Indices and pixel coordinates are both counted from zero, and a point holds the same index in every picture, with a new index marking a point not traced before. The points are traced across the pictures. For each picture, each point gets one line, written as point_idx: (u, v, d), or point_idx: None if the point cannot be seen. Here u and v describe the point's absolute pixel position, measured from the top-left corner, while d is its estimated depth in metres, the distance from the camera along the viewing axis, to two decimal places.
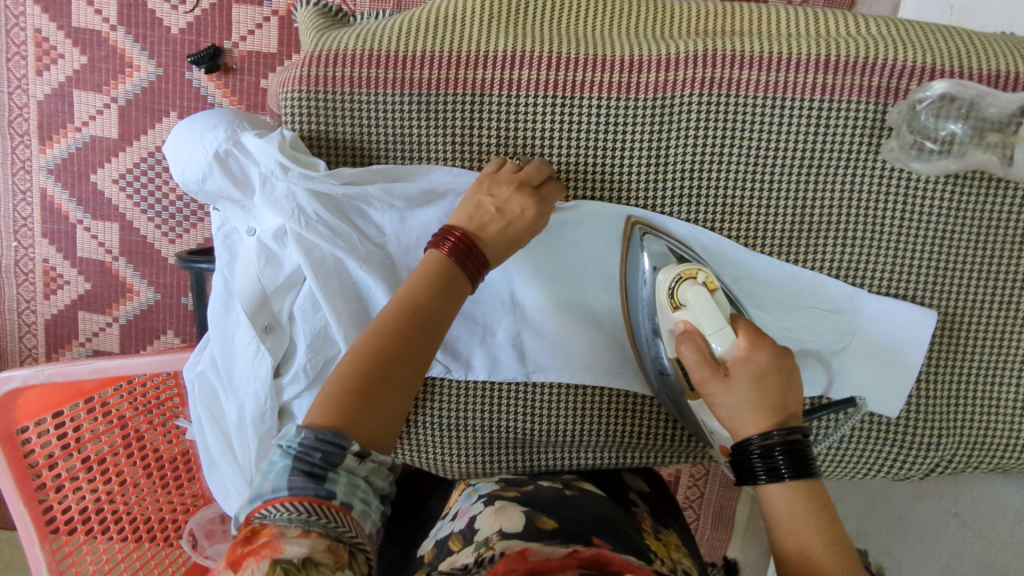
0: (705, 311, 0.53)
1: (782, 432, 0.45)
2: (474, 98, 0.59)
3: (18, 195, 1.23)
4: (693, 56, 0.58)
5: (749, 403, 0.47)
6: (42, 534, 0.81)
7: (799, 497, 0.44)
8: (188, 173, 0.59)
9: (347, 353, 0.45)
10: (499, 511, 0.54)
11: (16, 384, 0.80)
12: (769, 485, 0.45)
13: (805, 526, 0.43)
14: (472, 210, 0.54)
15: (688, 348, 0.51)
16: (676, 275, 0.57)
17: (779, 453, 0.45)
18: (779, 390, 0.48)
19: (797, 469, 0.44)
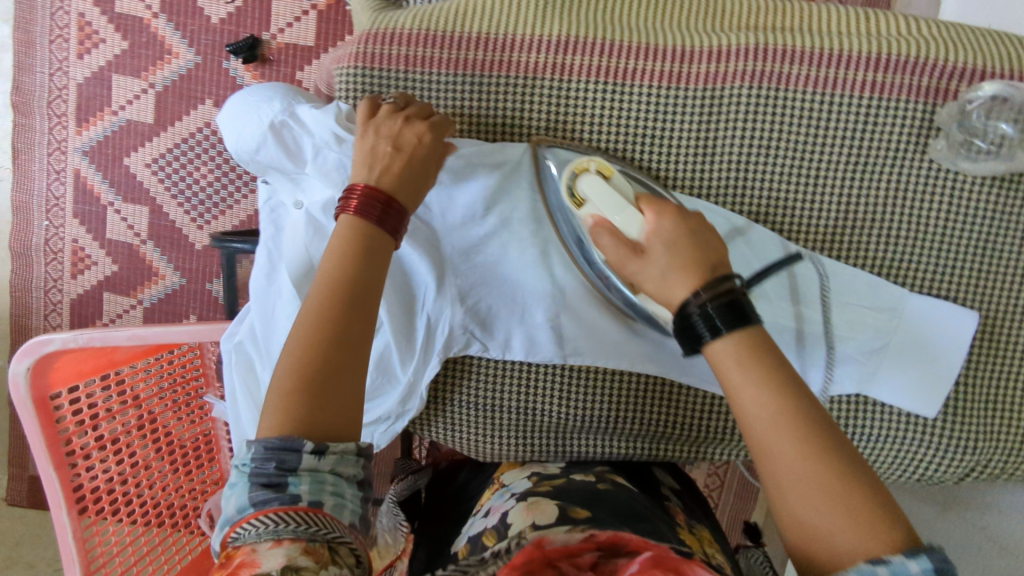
0: (608, 201, 0.54)
1: (710, 291, 0.46)
2: (528, 80, 0.60)
3: (52, 175, 1.25)
4: (745, 49, 0.59)
5: (667, 273, 0.48)
6: (69, 502, 0.82)
7: (745, 355, 0.44)
8: (241, 142, 0.61)
9: (287, 356, 0.46)
10: (532, 506, 0.56)
11: (56, 347, 0.79)
12: (712, 344, 0.45)
13: (749, 372, 0.43)
14: (366, 159, 0.54)
15: (606, 235, 0.52)
16: (570, 172, 0.58)
17: (711, 310, 0.45)
18: (696, 251, 0.49)
19: (733, 322, 0.44)
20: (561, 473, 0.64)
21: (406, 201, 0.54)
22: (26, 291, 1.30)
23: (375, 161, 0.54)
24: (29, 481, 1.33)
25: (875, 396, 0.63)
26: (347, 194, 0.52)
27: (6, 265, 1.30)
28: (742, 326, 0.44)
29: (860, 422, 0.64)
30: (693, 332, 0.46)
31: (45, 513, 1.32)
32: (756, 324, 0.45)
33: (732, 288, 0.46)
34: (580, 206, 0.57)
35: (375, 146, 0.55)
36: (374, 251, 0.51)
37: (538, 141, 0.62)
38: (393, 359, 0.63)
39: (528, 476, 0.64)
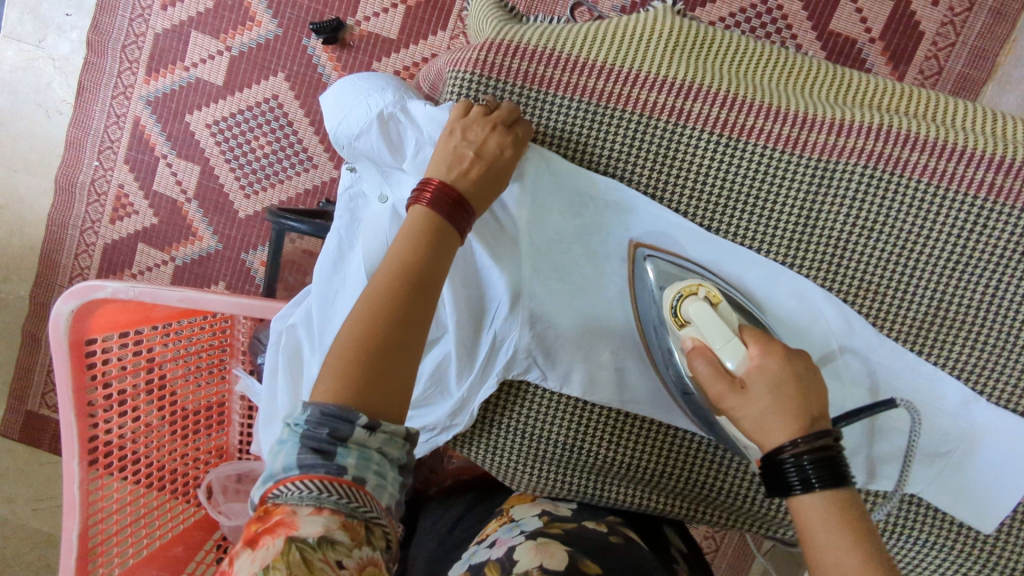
0: (709, 324, 0.53)
1: (809, 441, 0.46)
2: (642, 118, 0.59)
3: (112, 117, 1.24)
4: (867, 127, 0.58)
5: (762, 413, 0.48)
6: (82, 451, 0.81)
7: (836, 516, 0.44)
8: (345, 126, 0.60)
9: (348, 329, 0.45)
10: (541, 547, 0.55)
11: (104, 295, 0.77)
12: (801, 494, 0.45)
13: (840, 537, 0.43)
14: (446, 161, 0.54)
15: (704, 361, 0.52)
16: (678, 293, 0.57)
17: (808, 462, 0.45)
18: (799, 394, 0.48)
19: (827, 478, 0.45)
20: (572, 516, 0.63)
21: (476, 200, 0.54)
22: (62, 227, 1.29)
23: (456, 163, 0.54)
24: (25, 415, 1.30)
25: (933, 501, 0.61)
26: (420, 188, 0.53)
27: (47, 197, 1.28)
28: (835, 486, 0.45)
29: (912, 524, 0.62)
30: (781, 477, 0.46)
31: (34, 452, 1.29)
32: (849, 487, 0.45)
33: (830, 443, 0.46)
34: (680, 325, 0.57)
35: (456, 150, 0.55)
36: (442, 244, 0.51)
37: (639, 180, 0.61)
38: (449, 372, 0.62)
39: (538, 514, 0.63)
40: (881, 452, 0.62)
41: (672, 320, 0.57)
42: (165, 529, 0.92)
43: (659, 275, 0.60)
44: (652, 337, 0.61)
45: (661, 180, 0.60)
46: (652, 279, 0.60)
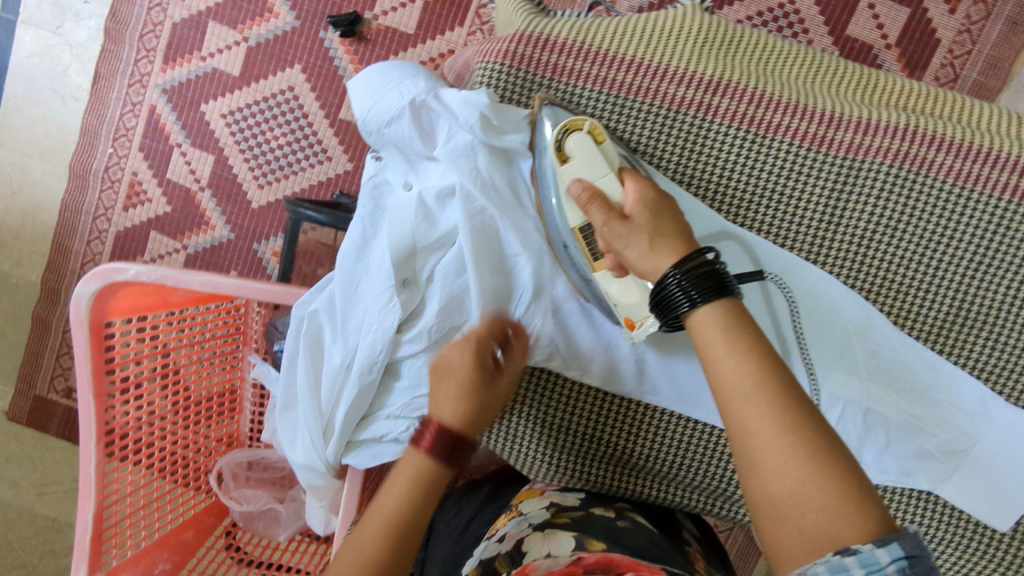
0: (596, 165, 0.56)
1: (687, 263, 0.48)
2: (670, 112, 0.60)
3: (127, 105, 1.25)
4: (893, 127, 0.59)
5: (649, 245, 0.51)
6: (99, 433, 0.82)
7: (730, 331, 0.46)
8: (375, 111, 0.61)
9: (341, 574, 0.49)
10: (549, 537, 0.56)
11: (126, 277, 0.77)
12: (693, 312, 0.47)
13: (735, 350, 0.45)
14: (442, 393, 0.54)
15: (597, 208, 0.54)
16: (564, 127, 0.58)
17: (686, 282, 0.48)
18: (673, 222, 0.52)
19: (709, 292, 0.47)
20: (581, 505, 0.63)
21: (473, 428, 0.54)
22: (75, 213, 1.28)
23: (447, 391, 0.54)
24: (33, 400, 1.28)
25: (949, 499, 0.62)
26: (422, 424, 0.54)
27: (60, 182, 1.28)
28: (719, 297, 0.47)
29: (926, 520, 0.63)
30: (670, 302, 0.48)
31: (41, 437, 1.28)
32: (734, 295, 0.47)
33: (707, 260, 0.48)
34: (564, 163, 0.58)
35: (447, 373, 0.55)
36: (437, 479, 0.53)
37: (665, 173, 0.61)
38: None
39: (546, 506, 0.63)
40: (883, 437, 0.62)
41: (556, 158, 0.59)
42: (175, 514, 0.94)
43: (551, 118, 0.59)
44: (543, 190, 0.62)
45: (687, 173, 0.61)
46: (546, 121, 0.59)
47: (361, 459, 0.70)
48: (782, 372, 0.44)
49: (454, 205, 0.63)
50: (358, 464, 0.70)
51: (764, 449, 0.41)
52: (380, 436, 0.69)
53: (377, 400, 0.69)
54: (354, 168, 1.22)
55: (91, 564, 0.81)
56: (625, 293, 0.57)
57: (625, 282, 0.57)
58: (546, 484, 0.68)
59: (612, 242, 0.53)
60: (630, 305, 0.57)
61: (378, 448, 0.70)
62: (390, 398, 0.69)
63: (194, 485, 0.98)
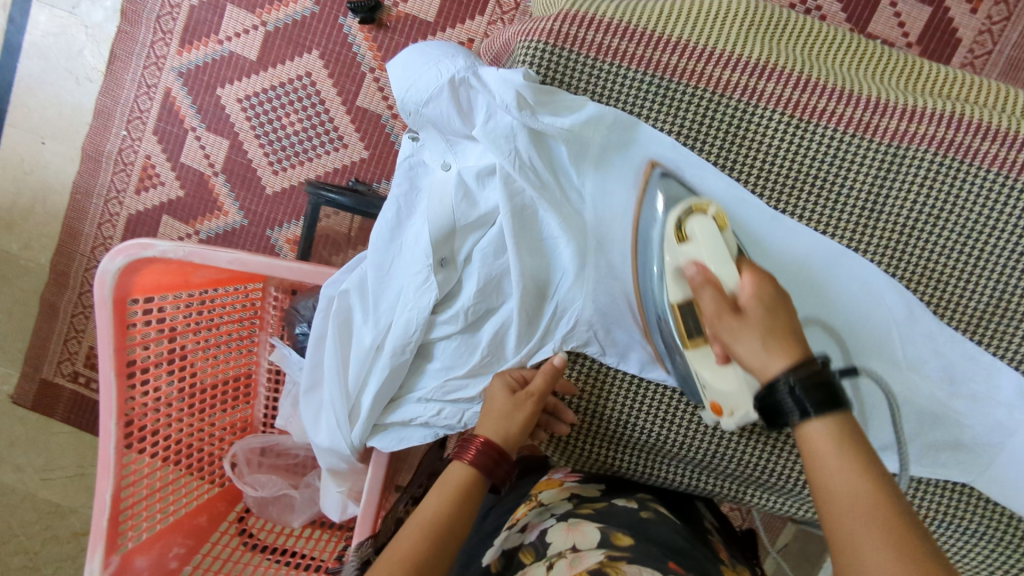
0: (712, 248, 0.53)
1: (800, 369, 0.44)
2: (714, 95, 0.59)
3: (142, 88, 1.22)
4: (940, 114, 0.58)
5: (762, 343, 0.46)
6: (121, 411, 0.81)
7: (840, 446, 0.43)
8: (413, 91, 0.60)
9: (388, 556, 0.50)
10: (573, 527, 0.56)
11: (154, 254, 0.78)
12: (803, 423, 0.44)
13: (843, 464, 0.42)
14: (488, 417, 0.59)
15: (710, 290, 0.50)
16: (688, 207, 0.57)
17: (801, 391, 0.44)
18: (789, 327, 0.48)
19: (825, 404, 0.43)
20: (602, 497, 0.64)
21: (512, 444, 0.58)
22: (85, 196, 1.25)
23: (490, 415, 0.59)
24: (39, 383, 1.25)
25: (984, 491, 0.61)
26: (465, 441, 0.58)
27: (73, 164, 1.25)
28: (832, 410, 0.43)
29: (962, 512, 0.62)
30: (778, 408, 0.45)
31: (46, 421, 1.24)
32: (846, 410, 0.44)
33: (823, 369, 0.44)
34: (680, 240, 0.55)
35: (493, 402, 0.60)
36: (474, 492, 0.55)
37: (707, 157, 0.61)
38: (508, 336, 0.65)
39: (567, 496, 0.64)
40: (917, 429, 0.62)
41: (673, 235, 0.56)
42: (186, 503, 0.92)
43: (663, 191, 0.60)
44: (644, 264, 0.61)
45: (730, 158, 0.61)
46: (660, 199, 0.60)
47: (386, 443, 0.69)
48: (894, 494, 0.41)
49: (492, 185, 0.63)
50: (382, 449, 0.69)
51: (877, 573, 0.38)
52: (408, 420, 0.68)
53: (407, 382, 0.69)
54: (370, 156, 1.20)
55: (107, 544, 0.79)
56: (718, 379, 0.54)
57: (722, 369, 0.53)
58: (566, 475, 0.70)
59: (720, 330, 0.49)
60: (722, 391, 0.54)
61: (405, 432, 0.68)
62: (422, 380, 0.69)
63: (205, 473, 0.96)
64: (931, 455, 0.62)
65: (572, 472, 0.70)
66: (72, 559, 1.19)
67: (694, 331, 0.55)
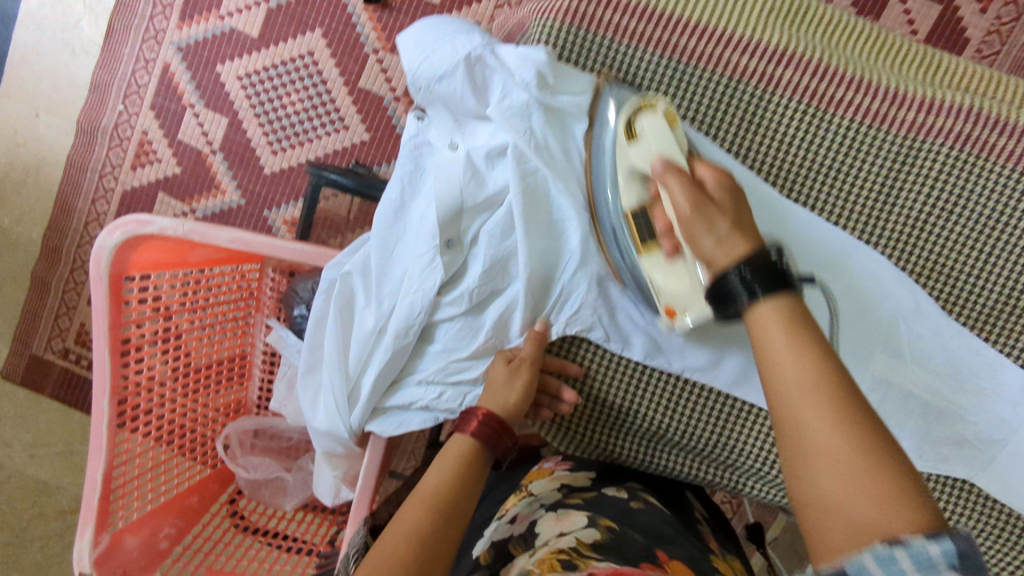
0: (666, 145, 0.53)
1: (751, 256, 0.44)
2: (730, 81, 0.59)
3: (141, 62, 1.19)
4: (957, 107, 0.57)
5: (730, 230, 0.47)
6: (113, 389, 0.79)
7: (789, 329, 0.43)
8: (426, 66, 0.59)
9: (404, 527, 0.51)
10: (560, 517, 0.56)
11: (153, 231, 0.76)
12: (752, 306, 0.44)
13: (789, 347, 0.42)
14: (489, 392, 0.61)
15: (676, 184, 0.50)
16: (637, 105, 0.56)
17: (751, 275, 0.44)
18: (738, 216, 0.48)
19: (774, 289, 0.43)
20: (592, 486, 0.64)
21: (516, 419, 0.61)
22: (80, 170, 1.22)
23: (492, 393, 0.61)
24: (28, 359, 1.22)
25: (986, 488, 0.61)
26: (468, 415, 0.60)
27: (68, 138, 1.22)
28: (781, 294, 0.44)
29: (962, 510, 0.62)
30: (728, 293, 0.45)
31: (35, 398, 1.22)
32: (794, 292, 0.44)
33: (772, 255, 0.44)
34: (632, 140, 0.56)
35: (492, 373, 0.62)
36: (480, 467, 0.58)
37: (720, 144, 0.60)
38: (513, 319, 0.65)
39: (558, 486, 0.64)
40: (917, 425, 0.62)
41: (624, 135, 0.56)
42: (176, 485, 0.91)
43: (616, 99, 0.58)
44: (597, 181, 0.61)
45: (743, 145, 0.60)
46: (610, 103, 0.58)
47: (385, 427, 0.68)
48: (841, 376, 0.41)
49: (502, 165, 0.62)
50: (381, 433, 0.68)
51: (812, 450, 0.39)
52: (408, 403, 0.67)
53: (408, 364, 0.68)
54: (370, 138, 1.16)
55: (97, 523, 0.79)
56: (670, 281, 0.55)
57: (673, 268, 0.55)
58: (557, 465, 0.70)
59: (687, 220, 0.48)
60: (675, 293, 0.55)
61: (405, 416, 0.68)
62: (423, 364, 0.67)
63: (198, 457, 0.95)
64: (927, 450, 0.62)
65: (562, 462, 0.71)
66: (60, 536, 1.18)
67: (646, 234, 0.57)
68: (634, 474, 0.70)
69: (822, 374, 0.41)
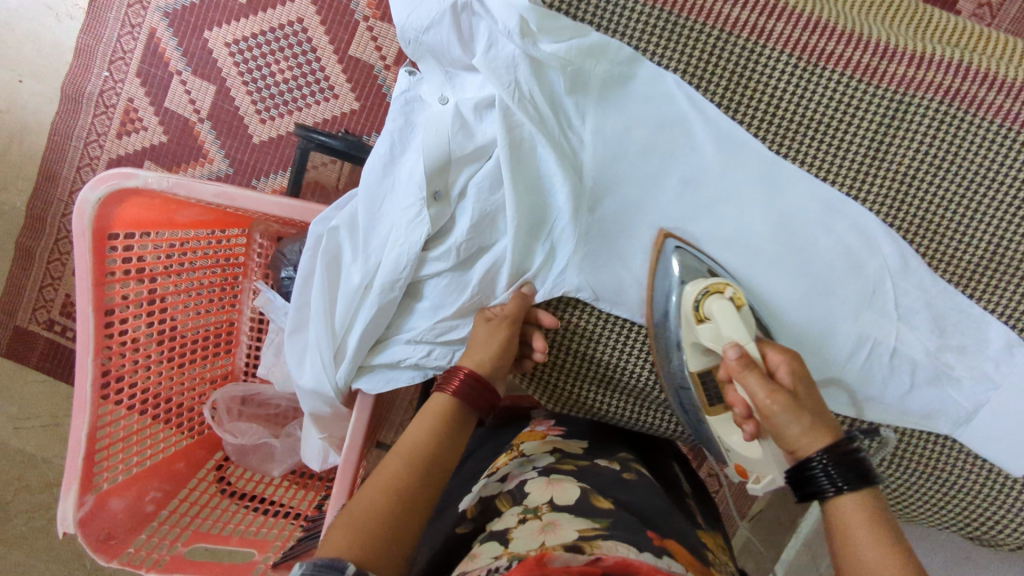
0: (733, 329, 0.55)
1: (830, 444, 0.48)
2: (722, 33, 0.59)
3: (126, 27, 1.14)
4: (947, 62, 0.58)
5: (806, 426, 0.49)
6: (98, 347, 0.79)
7: (867, 516, 0.46)
8: (415, 17, 0.58)
9: (381, 480, 0.51)
10: (553, 486, 0.53)
11: (136, 183, 0.75)
12: (836, 497, 0.47)
13: (867, 532, 0.45)
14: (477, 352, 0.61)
15: (756, 377, 0.50)
16: (706, 288, 0.58)
17: (834, 467, 0.47)
18: (816, 416, 0.50)
19: (856, 481, 0.47)
20: (584, 454, 0.62)
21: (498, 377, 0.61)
22: (65, 138, 1.18)
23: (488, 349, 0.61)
24: (13, 330, 1.19)
25: (966, 443, 0.63)
26: (451, 374, 0.59)
27: (52, 105, 1.17)
28: (861, 485, 0.47)
29: (941, 465, 0.64)
30: (811, 484, 0.48)
31: (21, 369, 1.19)
32: (873, 488, 0.48)
33: (853, 447, 0.48)
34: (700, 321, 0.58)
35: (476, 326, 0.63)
36: (461, 427, 0.58)
37: (712, 96, 0.61)
38: (500, 275, 0.65)
39: (550, 450, 0.62)
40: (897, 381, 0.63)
41: (691, 316, 0.59)
42: (159, 452, 0.89)
43: (681, 261, 0.62)
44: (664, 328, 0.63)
45: (733, 99, 0.61)
46: (675, 267, 0.62)
47: (372, 384, 0.67)
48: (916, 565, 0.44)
49: (491, 117, 0.62)
50: (369, 390, 0.68)
51: None
52: (397, 361, 0.67)
53: (395, 322, 0.68)
54: (361, 108, 1.14)
55: (81, 485, 0.78)
56: (742, 446, 0.56)
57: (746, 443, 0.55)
58: (549, 428, 0.68)
59: (769, 412, 0.49)
60: (750, 460, 0.54)
61: (392, 373, 0.67)
62: (412, 321, 0.67)
63: (184, 427, 0.94)
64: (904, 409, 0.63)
65: (555, 425, 0.68)
66: (43, 509, 1.17)
67: (716, 398, 0.58)
68: (620, 437, 0.70)
69: (901, 561, 0.43)
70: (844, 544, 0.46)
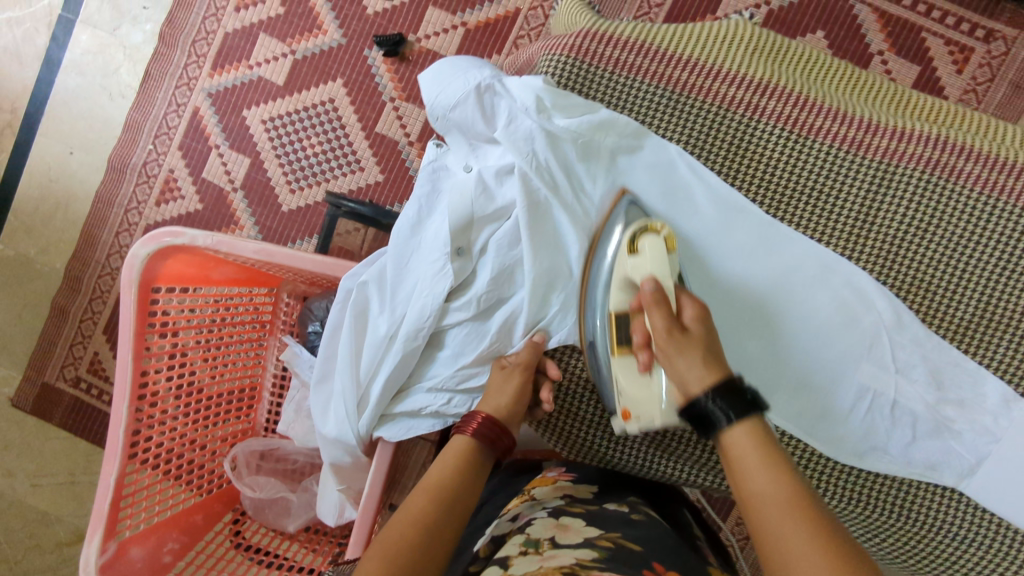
0: (659, 267, 0.60)
1: (718, 381, 0.51)
2: (720, 109, 0.66)
3: (172, 106, 1.23)
4: (926, 136, 0.64)
5: (702, 359, 0.53)
6: (133, 395, 0.83)
7: (759, 450, 0.50)
8: (443, 97, 0.65)
9: (403, 515, 0.54)
10: (561, 526, 0.56)
11: (183, 241, 0.82)
12: (727, 431, 0.51)
13: (756, 463, 0.49)
14: (491, 399, 0.65)
15: (660, 312, 0.56)
16: (642, 225, 0.63)
17: (722, 403, 0.51)
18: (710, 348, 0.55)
19: (741, 412, 0.50)
20: (593, 499, 0.64)
21: (511, 420, 0.64)
22: (107, 204, 1.24)
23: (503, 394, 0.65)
24: (40, 387, 1.21)
25: (974, 497, 0.64)
26: (470, 416, 0.63)
27: (97, 174, 1.24)
28: (747, 417, 0.50)
29: (947, 517, 0.65)
30: (707, 420, 0.52)
31: (43, 426, 1.21)
32: (760, 412, 0.51)
33: (734, 379, 0.52)
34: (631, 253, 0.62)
35: (493, 373, 0.68)
36: (479, 465, 0.61)
37: (713, 165, 0.67)
38: (517, 323, 0.69)
39: (560, 496, 0.64)
40: (899, 433, 0.65)
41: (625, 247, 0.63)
42: (179, 504, 0.90)
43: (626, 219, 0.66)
44: (592, 288, 0.67)
45: (733, 167, 0.67)
46: (620, 218, 0.66)
47: (394, 433, 0.70)
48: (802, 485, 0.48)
49: (510, 182, 0.68)
50: (389, 439, 0.71)
51: (781, 540, 0.45)
52: (417, 409, 0.70)
53: (417, 370, 0.72)
54: (383, 180, 1.20)
55: (105, 530, 0.79)
56: (634, 387, 0.61)
57: (642, 378, 0.60)
58: (560, 474, 0.69)
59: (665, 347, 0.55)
60: (635, 398, 0.60)
61: (413, 422, 0.71)
62: (432, 368, 0.71)
63: (200, 487, 0.94)
64: (908, 462, 0.65)
65: (565, 472, 0.70)
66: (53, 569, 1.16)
67: (623, 339, 0.62)
68: (629, 486, 0.71)
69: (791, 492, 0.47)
70: (737, 475, 0.50)
